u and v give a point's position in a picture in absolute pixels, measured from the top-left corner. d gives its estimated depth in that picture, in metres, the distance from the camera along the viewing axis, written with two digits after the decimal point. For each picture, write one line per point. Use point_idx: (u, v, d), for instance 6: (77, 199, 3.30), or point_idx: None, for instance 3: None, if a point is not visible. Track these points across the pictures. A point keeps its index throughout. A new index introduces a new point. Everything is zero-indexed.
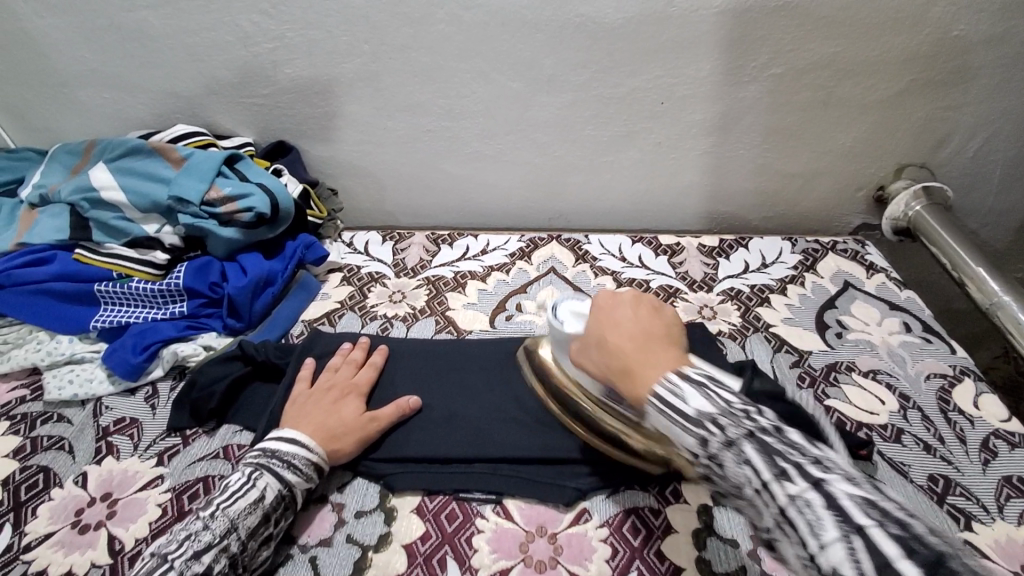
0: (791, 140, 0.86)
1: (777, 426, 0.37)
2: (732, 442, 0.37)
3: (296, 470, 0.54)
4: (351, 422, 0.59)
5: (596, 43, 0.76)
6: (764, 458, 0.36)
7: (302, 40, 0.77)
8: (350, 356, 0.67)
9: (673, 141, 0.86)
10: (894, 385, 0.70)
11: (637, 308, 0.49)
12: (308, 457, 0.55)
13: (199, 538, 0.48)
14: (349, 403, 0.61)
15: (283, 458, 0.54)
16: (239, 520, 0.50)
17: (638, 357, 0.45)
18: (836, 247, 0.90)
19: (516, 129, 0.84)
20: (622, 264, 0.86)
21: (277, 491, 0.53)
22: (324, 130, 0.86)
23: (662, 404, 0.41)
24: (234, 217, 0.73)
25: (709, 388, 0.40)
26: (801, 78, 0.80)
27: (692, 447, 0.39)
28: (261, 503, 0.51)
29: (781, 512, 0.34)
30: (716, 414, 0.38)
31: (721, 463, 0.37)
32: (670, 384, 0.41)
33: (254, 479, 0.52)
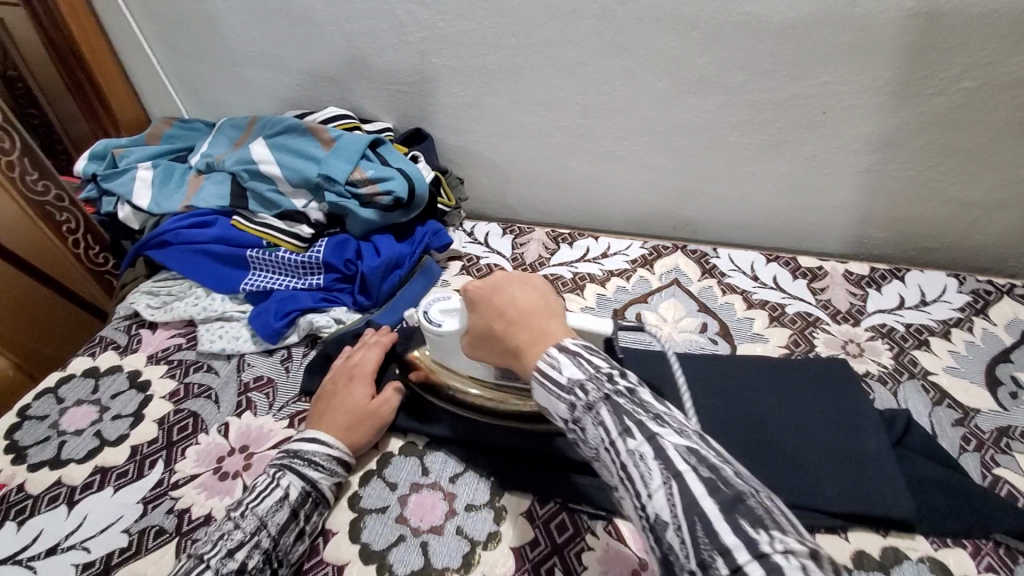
0: (973, 164, 0.75)
1: (632, 389, 0.42)
2: (591, 406, 0.42)
3: (318, 467, 0.55)
4: (359, 414, 0.60)
5: (757, 45, 0.70)
6: (614, 419, 0.40)
7: (452, 31, 0.78)
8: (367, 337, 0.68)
9: (829, 155, 0.78)
10: None
11: (518, 288, 0.52)
12: (328, 453, 0.56)
13: (229, 536, 0.49)
14: (357, 388, 0.62)
15: (304, 457, 0.55)
16: (268, 517, 0.51)
17: (527, 335, 0.48)
18: (1013, 291, 0.77)
19: (655, 130, 0.81)
20: (754, 284, 0.80)
21: (301, 488, 0.54)
22: (459, 120, 0.87)
23: (542, 376, 0.44)
24: (373, 199, 0.76)
25: (582, 357, 0.44)
26: (999, 94, 0.69)
27: (564, 415, 0.43)
28: (286, 501, 0.52)
29: (625, 467, 0.38)
30: (584, 379, 0.42)
31: (584, 425, 0.42)
32: (550, 357, 0.44)
33: (278, 479, 0.53)
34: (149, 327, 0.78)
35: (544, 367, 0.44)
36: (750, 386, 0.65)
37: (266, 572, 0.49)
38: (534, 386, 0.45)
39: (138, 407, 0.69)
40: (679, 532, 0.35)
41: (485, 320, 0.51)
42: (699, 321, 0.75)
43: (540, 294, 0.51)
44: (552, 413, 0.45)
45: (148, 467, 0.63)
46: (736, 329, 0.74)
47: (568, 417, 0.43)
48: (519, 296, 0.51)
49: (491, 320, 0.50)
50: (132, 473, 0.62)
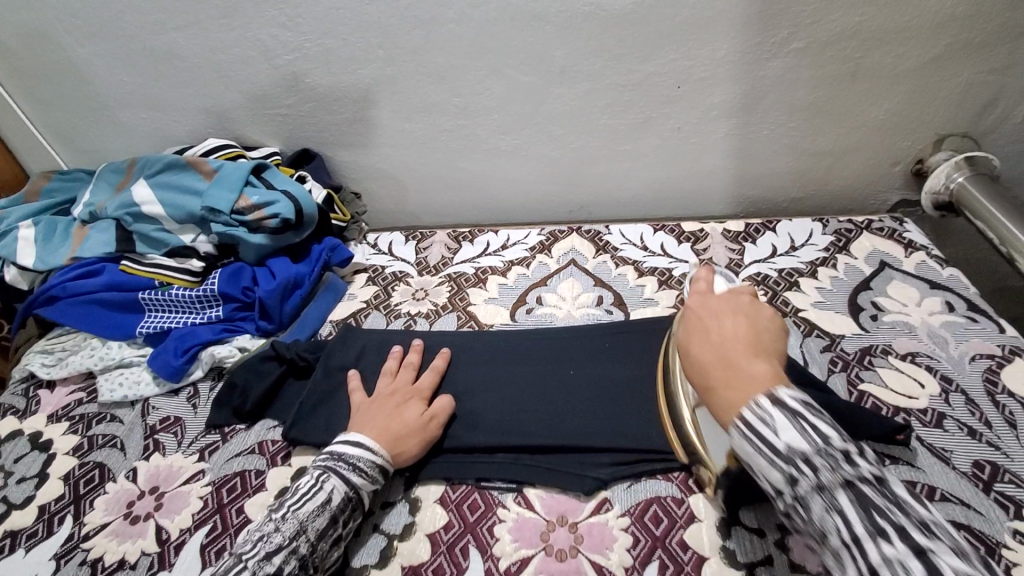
0: (818, 117, 0.83)
1: (878, 477, 0.39)
2: (825, 487, 0.39)
3: (362, 473, 0.55)
4: (412, 425, 0.59)
5: (605, 31, 0.75)
6: (860, 510, 0.38)
7: (319, 50, 0.79)
8: (394, 365, 0.67)
9: (692, 126, 0.84)
10: (936, 367, 0.66)
11: (729, 317, 0.48)
12: (372, 460, 0.55)
13: (270, 541, 0.50)
14: (412, 405, 0.61)
15: (349, 461, 0.55)
16: (308, 522, 0.51)
17: (721, 376, 0.44)
18: (871, 225, 0.85)
19: (532, 122, 0.85)
20: (644, 253, 0.85)
21: (344, 493, 0.53)
22: (345, 136, 0.89)
23: (750, 432, 0.41)
24: (261, 223, 0.77)
25: (804, 422, 0.40)
26: (825, 51, 0.76)
27: (780, 484, 0.40)
28: (328, 506, 0.52)
29: (868, 567, 0.36)
30: (809, 453, 0.39)
31: (808, 506, 0.39)
32: (761, 412, 0.41)
33: (322, 482, 0.53)
34: (47, 387, 0.75)
35: (750, 428, 0.41)
36: (643, 349, 0.69)
37: None
38: (733, 433, 0.42)
39: (42, 467, 0.66)
40: None
41: (687, 337, 0.49)
42: (596, 295, 0.79)
43: (758, 332, 0.47)
44: (761, 477, 0.41)
45: (58, 523, 0.61)
46: (629, 298, 0.78)
47: (777, 492, 0.41)
48: (725, 327, 0.47)
49: (692, 345, 0.48)
50: (42, 532, 0.60)
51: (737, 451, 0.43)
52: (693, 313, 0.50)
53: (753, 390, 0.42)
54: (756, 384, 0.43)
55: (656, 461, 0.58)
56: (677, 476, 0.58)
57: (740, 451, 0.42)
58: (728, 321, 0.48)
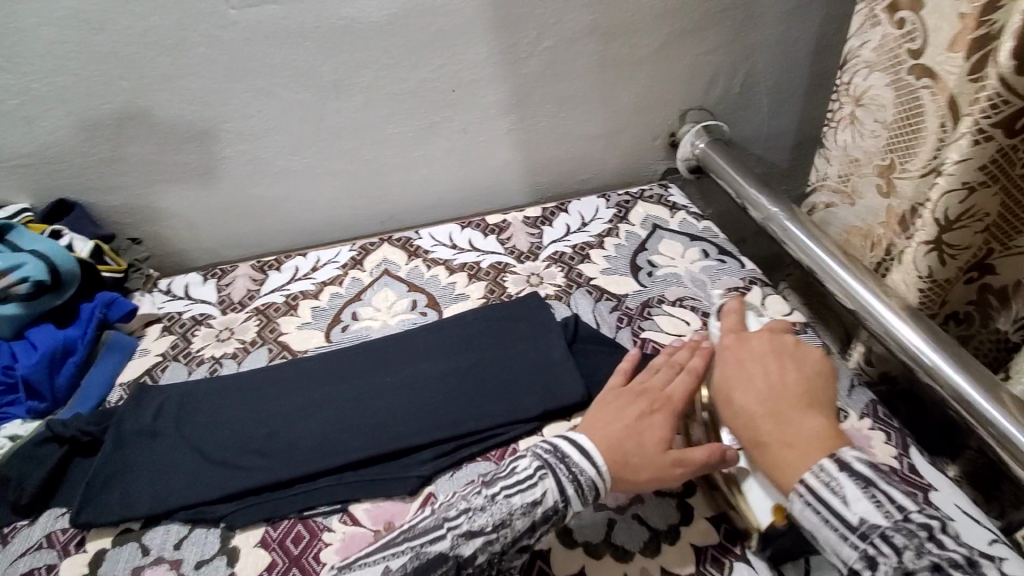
0: (583, 105, 0.93)
1: (968, 560, 0.40)
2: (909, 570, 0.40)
3: (578, 489, 0.50)
4: (653, 458, 0.52)
5: (367, 45, 0.77)
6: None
7: (49, 88, 0.71)
8: (674, 358, 0.60)
9: (476, 125, 0.89)
10: (698, 306, 0.77)
11: (768, 367, 0.54)
12: (592, 478, 0.50)
13: (477, 519, 0.48)
14: (656, 420, 0.55)
15: (571, 468, 0.50)
16: (474, 521, 0.48)
17: (772, 433, 0.49)
18: (644, 194, 0.97)
19: (317, 139, 0.84)
20: (453, 252, 0.88)
21: (554, 501, 0.49)
22: (107, 179, 0.80)
23: (816, 498, 0.45)
24: (9, 291, 0.67)
25: (876, 495, 0.43)
26: (573, 47, 0.85)
27: (856, 562, 0.42)
28: (536, 507, 0.49)
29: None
30: (886, 526, 0.42)
31: None
32: (827, 476, 0.45)
33: (539, 478, 0.50)
34: None
35: (822, 501, 0.45)
36: (456, 344, 0.73)
37: None
38: (797, 503, 0.46)
39: None
40: None
41: (728, 389, 0.54)
42: (409, 300, 0.81)
43: (804, 385, 0.52)
44: (833, 552, 0.44)
45: None
46: (442, 297, 0.81)
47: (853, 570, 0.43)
48: (769, 380, 0.53)
49: (736, 399, 0.53)
50: None
51: (800, 520, 0.46)
52: (734, 361, 0.56)
53: (808, 451, 0.47)
54: (812, 444, 0.47)
55: (473, 446, 0.62)
56: (493, 454, 0.62)
57: (805, 521, 0.45)
58: (776, 372, 0.53)
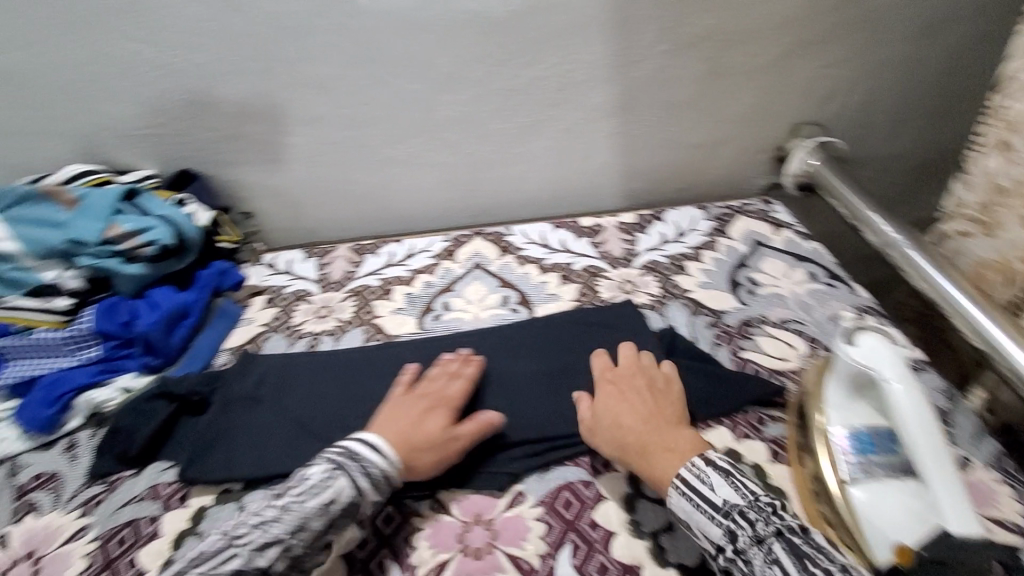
0: (690, 113, 0.90)
1: (801, 529, 0.46)
2: (761, 539, 0.45)
3: (370, 479, 0.52)
4: (432, 438, 0.56)
5: (485, 39, 0.77)
6: (792, 553, 0.44)
7: (189, 65, 0.75)
8: (448, 367, 0.64)
9: (579, 126, 0.88)
10: (804, 330, 0.72)
11: (643, 395, 0.60)
12: (384, 466, 0.53)
13: (268, 530, 0.47)
14: (437, 415, 0.58)
15: (360, 462, 0.52)
16: (308, 520, 0.48)
17: (653, 438, 0.55)
18: (744, 209, 0.93)
19: (424, 130, 0.85)
20: (545, 251, 0.88)
21: (349, 496, 0.50)
22: (227, 153, 0.84)
23: (687, 487, 0.50)
24: (137, 252, 0.71)
25: (736, 482, 0.49)
26: (689, 52, 0.83)
27: (721, 539, 0.47)
28: (336, 504, 0.49)
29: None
30: (744, 507, 0.47)
31: (749, 559, 0.45)
32: (698, 469, 0.51)
33: (331, 478, 0.50)
34: None
35: (689, 489, 0.50)
36: (546, 344, 0.72)
37: None
38: (672, 493, 0.51)
39: None
40: None
41: (604, 417, 0.59)
42: (501, 296, 0.81)
43: (662, 409, 0.58)
44: (703, 535, 0.48)
45: None
46: (533, 295, 0.81)
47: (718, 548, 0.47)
48: (630, 413, 0.58)
49: (613, 420, 0.58)
50: None
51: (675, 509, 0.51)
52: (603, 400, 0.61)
53: (688, 449, 0.54)
54: (683, 446, 0.54)
55: (563, 449, 0.60)
56: (584, 460, 0.60)
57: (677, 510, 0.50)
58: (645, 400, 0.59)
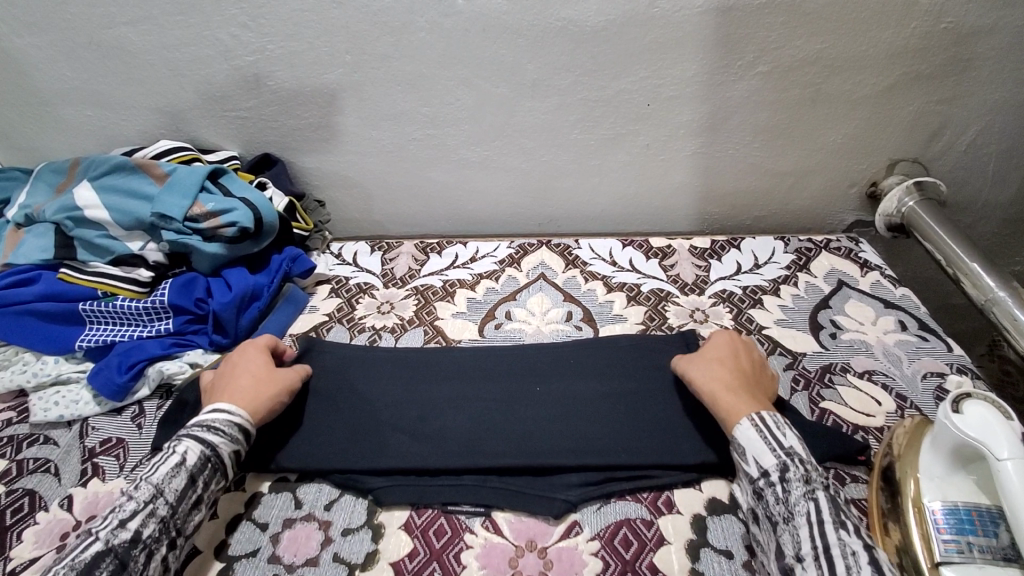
0: (780, 140, 0.85)
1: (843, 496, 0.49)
2: (811, 482, 0.48)
3: (217, 432, 0.54)
4: (251, 373, 0.61)
5: (577, 48, 0.75)
6: (832, 505, 0.47)
7: (282, 52, 0.77)
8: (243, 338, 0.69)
9: (661, 143, 0.85)
10: (891, 385, 0.67)
11: (748, 361, 0.62)
12: (228, 419, 0.55)
13: (123, 509, 0.48)
14: (248, 358, 0.63)
15: (203, 423, 0.54)
16: (164, 484, 0.49)
17: (744, 389, 0.58)
18: (829, 245, 0.88)
19: (503, 135, 0.84)
20: (613, 269, 0.85)
21: (199, 453, 0.52)
22: (307, 141, 0.85)
23: (763, 424, 0.53)
24: (217, 232, 0.73)
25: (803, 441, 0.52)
26: (788, 76, 0.78)
27: (772, 468, 0.50)
28: (183, 466, 0.51)
29: (824, 544, 0.45)
30: (806, 457, 0.50)
31: (790, 490, 0.48)
32: (776, 420, 0.53)
33: (174, 446, 0.52)
34: None
35: (764, 425, 0.53)
36: (610, 367, 0.69)
37: (162, 542, 0.48)
38: (744, 424, 0.53)
39: None
40: None
41: (709, 360, 0.62)
42: (565, 311, 0.79)
43: (760, 383, 0.60)
44: (753, 460, 0.51)
45: None
46: (598, 314, 0.78)
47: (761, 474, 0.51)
48: (732, 367, 0.60)
49: (720, 365, 0.60)
50: None
51: (736, 433, 0.53)
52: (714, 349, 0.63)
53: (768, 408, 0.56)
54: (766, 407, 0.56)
55: (623, 481, 0.58)
56: (645, 496, 0.57)
57: (737, 436, 0.53)
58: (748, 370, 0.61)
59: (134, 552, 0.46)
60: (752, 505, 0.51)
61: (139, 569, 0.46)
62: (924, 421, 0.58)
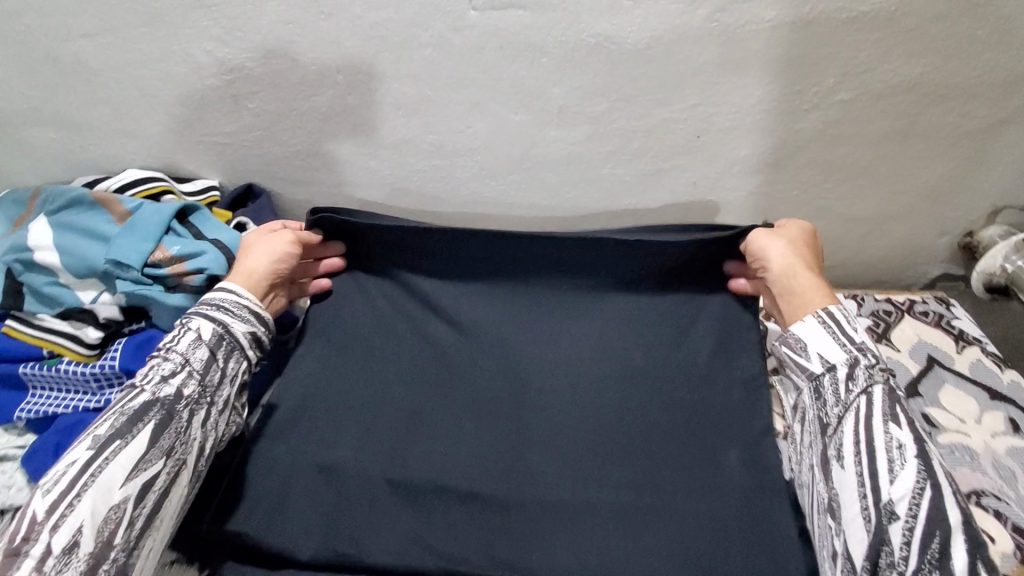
0: (857, 181, 0.70)
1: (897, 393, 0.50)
2: (866, 382, 0.50)
3: (226, 311, 0.55)
4: (251, 241, 0.63)
5: (614, 69, 0.61)
6: (886, 401, 0.49)
7: (264, 71, 0.65)
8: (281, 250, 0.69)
9: (711, 182, 0.71)
10: (1006, 513, 0.54)
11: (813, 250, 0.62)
12: (236, 300, 0.56)
13: (155, 373, 0.50)
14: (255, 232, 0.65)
15: (211, 302, 0.55)
16: (190, 354, 0.51)
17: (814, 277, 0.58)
18: (914, 308, 0.71)
19: (522, 168, 0.71)
20: None
21: (214, 329, 0.53)
22: (296, 171, 0.74)
23: (828, 319, 0.54)
24: (183, 280, 0.62)
25: (853, 330, 0.53)
26: (876, 106, 0.63)
27: (836, 363, 0.52)
28: (201, 339, 0.52)
29: (870, 444, 0.47)
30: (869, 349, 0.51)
31: (843, 386, 0.51)
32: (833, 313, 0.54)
33: (186, 322, 0.53)
34: None
35: (831, 320, 0.54)
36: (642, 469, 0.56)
37: (197, 405, 0.51)
38: (812, 317, 0.54)
39: None
40: (910, 530, 0.43)
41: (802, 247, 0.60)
42: None
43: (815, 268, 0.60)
44: (817, 355, 0.53)
45: None
46: None
47: (824, 370, 0.52)
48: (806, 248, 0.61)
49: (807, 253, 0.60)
50: None
51: (796, 327, 0.55)
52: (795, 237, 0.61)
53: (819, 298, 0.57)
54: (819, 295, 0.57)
55: None
56: None
57: (796, 329, 0.55)
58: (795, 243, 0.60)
59: (178, 407, 0.49)
60: (808, 405, 0.53)
61: (183, 422, 0.49)
62: None
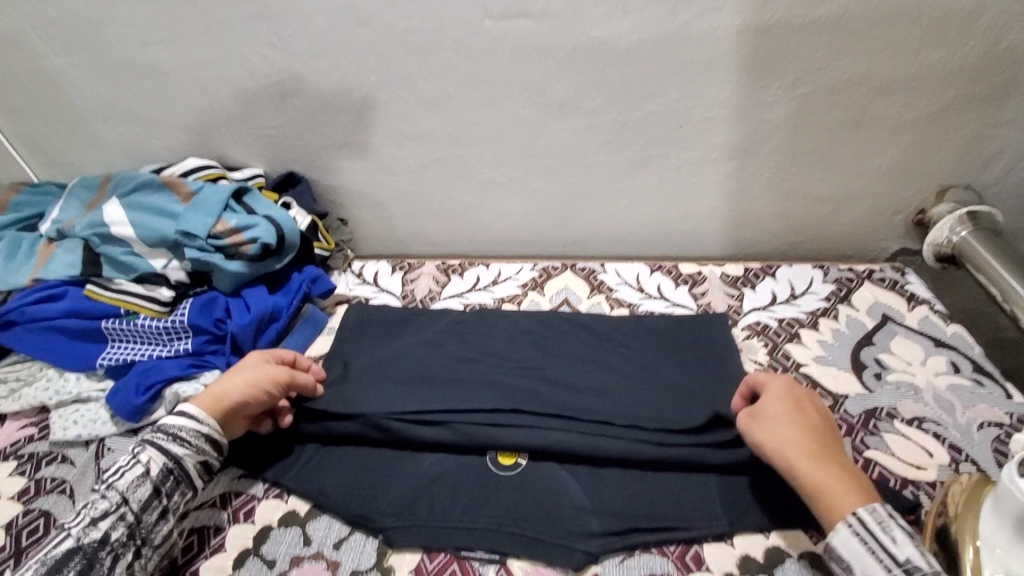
0: (820, 164, 0.81)
1: None
2: None
3: (184, 444, 0.55)
4: (249, 367, 0.61)
5: (607, 68, 0.73)
6: None
7: (309, 72, 0.76)
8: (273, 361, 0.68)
9: (693, 165, 0.81)
10: (943, 435, 0.62)
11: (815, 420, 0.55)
12: (196, 430, 0.55)
13: (93, 510, 0.51)
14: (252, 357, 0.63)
15: (169, 431, 0.55)
16: (128, 493, 0.51)
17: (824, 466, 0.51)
18: (873, 275, 0.82)
19: (529, 155, 0.82)
20: (639, 296, 0.83)
21: (163, 465, 0.54)
22: (332, 159, 0.85)
23: (868, 533, 0.46)
24: (239, 249, 0.72)
25: (913, 541, 0.45)
26: (831, 97, 0.74)
27: None
28: (148, 476, 0.53)
29: None
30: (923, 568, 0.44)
31: None
32: (868, 524, 0.46)
33: (138, 455, 0.53)
34: None
35: (868, 532, 0.46)
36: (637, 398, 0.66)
37: (127, 548, 0.50)
38: (842, 527, 0.47)
39: None
40: None
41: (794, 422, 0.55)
42: None
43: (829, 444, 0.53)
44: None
45: None
46: None
47: None
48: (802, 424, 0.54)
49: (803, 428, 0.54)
50: None
51: (835, 542, 0.47)
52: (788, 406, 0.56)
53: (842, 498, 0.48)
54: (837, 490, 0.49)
55: (647, 533, 0.55)
56: (672, 551, 0.54)
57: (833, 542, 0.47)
58: (787, 421, 0.54)
59: (101, 553, 0.49)
60: None
61: (103, 571, 0.48)
62: (982, 480, 0.53)
